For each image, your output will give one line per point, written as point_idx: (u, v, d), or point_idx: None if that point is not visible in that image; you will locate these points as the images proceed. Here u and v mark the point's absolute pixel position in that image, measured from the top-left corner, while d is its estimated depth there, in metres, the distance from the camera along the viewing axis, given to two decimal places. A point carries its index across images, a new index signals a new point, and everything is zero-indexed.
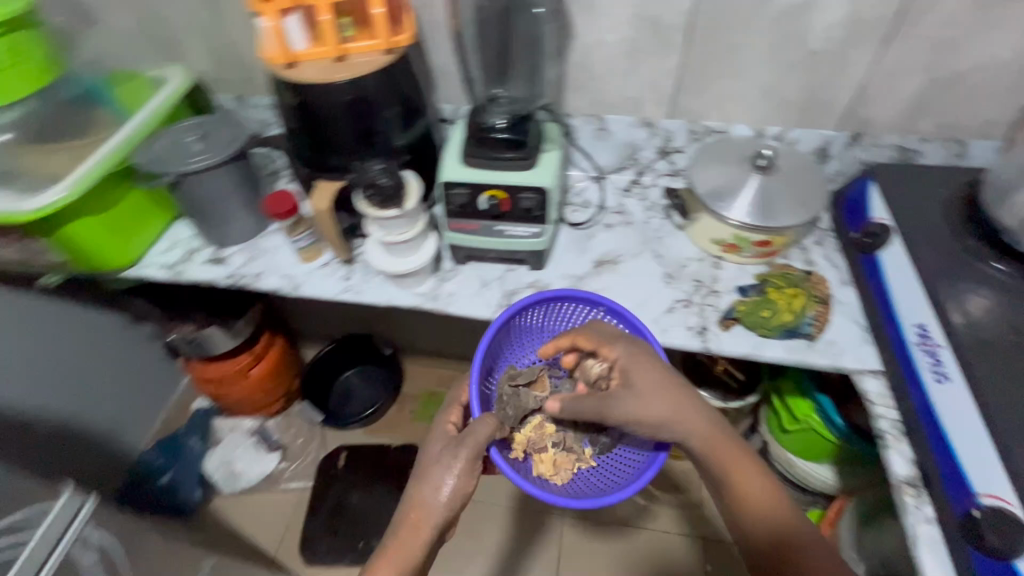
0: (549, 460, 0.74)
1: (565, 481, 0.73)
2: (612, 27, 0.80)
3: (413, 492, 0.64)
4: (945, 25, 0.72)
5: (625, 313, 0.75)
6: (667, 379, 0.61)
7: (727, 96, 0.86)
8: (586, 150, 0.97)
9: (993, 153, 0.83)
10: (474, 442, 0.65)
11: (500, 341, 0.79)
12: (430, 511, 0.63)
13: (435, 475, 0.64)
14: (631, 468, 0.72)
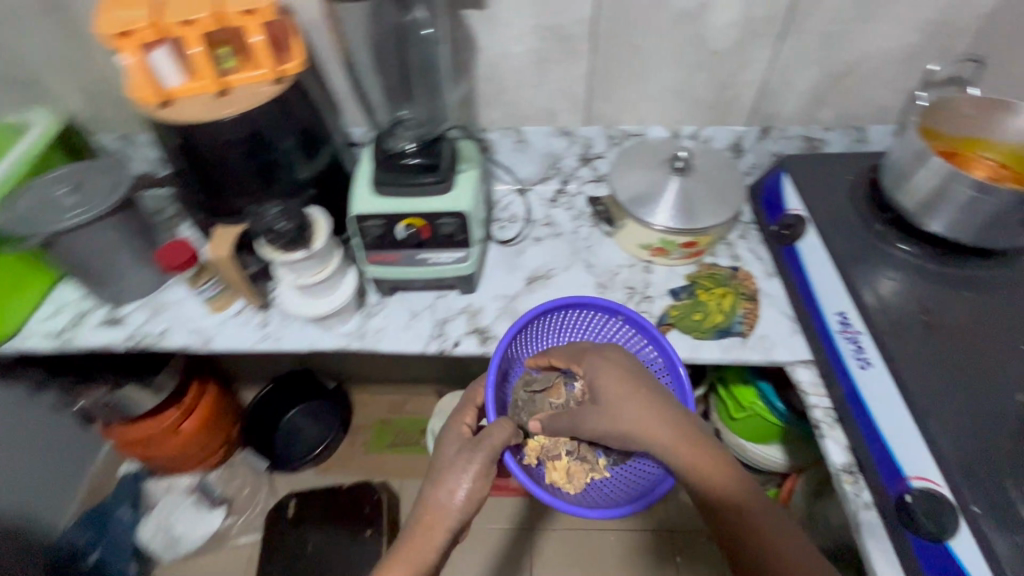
0: (563, 468, 0.68)
1: (578, 491, 0.66)
2: (514, 39, 0.78)
3: (426, 496, 0.56)
4: (833, 20, 0.74)
5: (644, 322, 0.70)
6: (633, 385, 0.56)
7: (638, 99, 0.85)
8: (507, 164, 0.95)
9: (889, 136, 0.87)
10: (492, 445, 0.59)
11: (516, 347, 0.73)
12: (444, 515, 0.55)
13: (449, 478, 0.56)
14: (645, 482, 0.65)
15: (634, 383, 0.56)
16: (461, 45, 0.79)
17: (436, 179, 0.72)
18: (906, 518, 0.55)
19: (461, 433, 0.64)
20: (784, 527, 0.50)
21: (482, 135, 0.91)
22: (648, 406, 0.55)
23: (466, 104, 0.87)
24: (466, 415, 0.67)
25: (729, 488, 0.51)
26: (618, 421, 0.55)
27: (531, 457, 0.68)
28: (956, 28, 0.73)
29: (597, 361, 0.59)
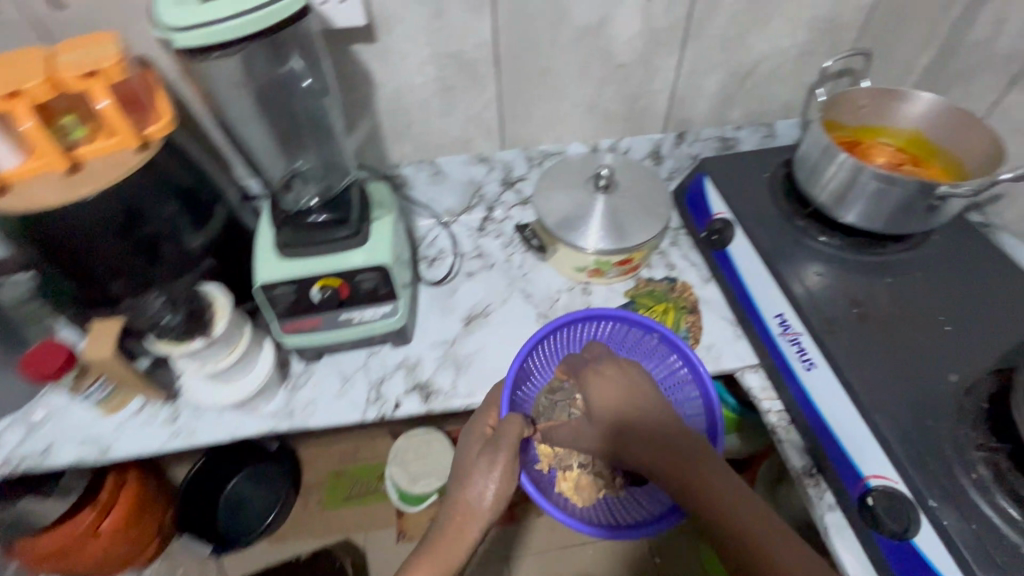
0: (573, 480, 0.66)
1: (586, 504, 0.64)
2: (412, 70, 0.72)
3: (456, 498, 0.57)
4: (730, 24, 0.74)
5: (680, 341, 0.69)
6: (627, 394, 0.58)
7: (553, 119, 0.82)
8: (428, 197, 0.90)
9: (796, 129, 0.89)
10: (510, 445, 0.58)
11: (542, 352, 0.71)
12: (474, 516, 0.56)
13: (477, 476, 0.56)
14: (654, 504, 0.64)
15: (632, 398, 0.58)
16: (355, 83, 0.72)
17: (349, 232, 0.66)
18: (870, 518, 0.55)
19: (484, 433, 0.62)
20: (762, 518, 0.51)
21: (394, 172, 0.85)
22: (638, 416, 0.57)
23: (373, 142, 0.81)
24: (489, 414, 0.64)
25: (713, 487, 0.52)
26: (614, 430, 0.58)
27: (543, 465, 0.66)
28: (842, 26, 0.75)
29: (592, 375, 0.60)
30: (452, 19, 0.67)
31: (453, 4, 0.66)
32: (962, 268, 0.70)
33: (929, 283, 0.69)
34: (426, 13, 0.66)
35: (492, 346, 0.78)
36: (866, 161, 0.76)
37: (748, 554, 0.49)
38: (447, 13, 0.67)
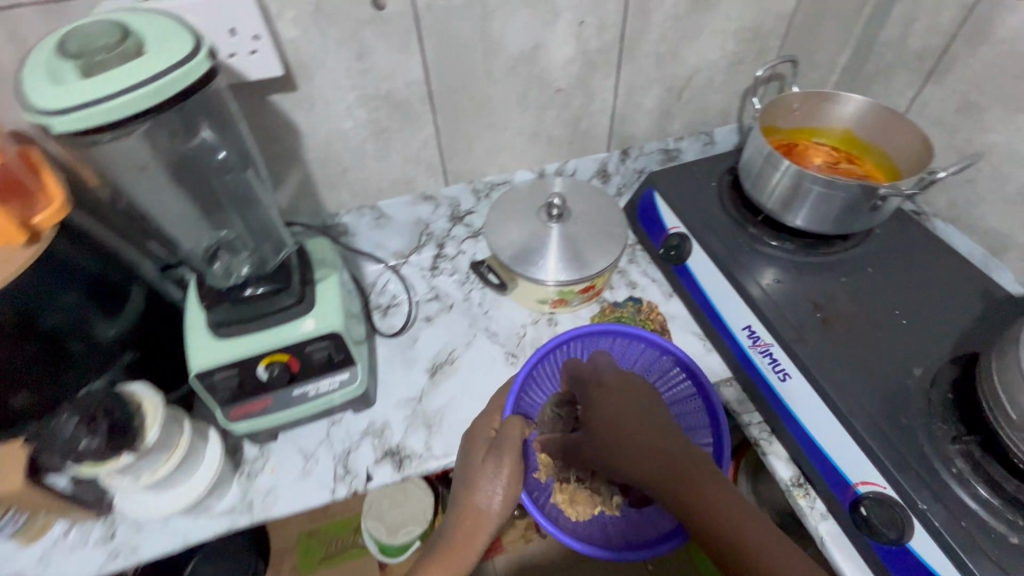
0: (569, 492, 0.63)
1: (580, 519, 0.62)
2: (340, 115, 0.67)
3: (463, 502, 0.59)
4: (662, 41, 0.73)
5: (694, 367, 0.66)
6: (622, 400, 0.58)
7: (496, 149, 0.79)
8: (375, 242, 0.84)
9: (734, 134, 0.90)
10: (512, 448, 0.59)
11: (551, 365, 0.70)
12: (484, 520, 0.58)
13: (482, 480, 0.59)
14: (655, 526, 0.61)
15: (629, 406, 0.57)
16: (279, 134, 0.66)
17: (293, 299, 0.60)
18: (863, 525, 0.55)
19: (489, 435, 0.63)
20: (757, 523, 0.47)
21: (334, 222, 0.79)
22: (633, 422, 0.56)
23: (306, 193, 0.75)
24: (494, 418, 0.65)
25: (708, 494, 0.49)
26: (606, 437, 0.56)
27: (541, 474, 0.64)
28: (766, 34, 0.77)
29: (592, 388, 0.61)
30: (376, 60, 0.63)
31: (377, 44, 0.61)
32: (906, 260, 0.72)
33: (880, 277, 0.70)
34: (348, 55, 0.61)
35: (463, 396, 0.73)
36: (804, 166, 0.78)
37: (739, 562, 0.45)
38: (370, 53, 0.62)
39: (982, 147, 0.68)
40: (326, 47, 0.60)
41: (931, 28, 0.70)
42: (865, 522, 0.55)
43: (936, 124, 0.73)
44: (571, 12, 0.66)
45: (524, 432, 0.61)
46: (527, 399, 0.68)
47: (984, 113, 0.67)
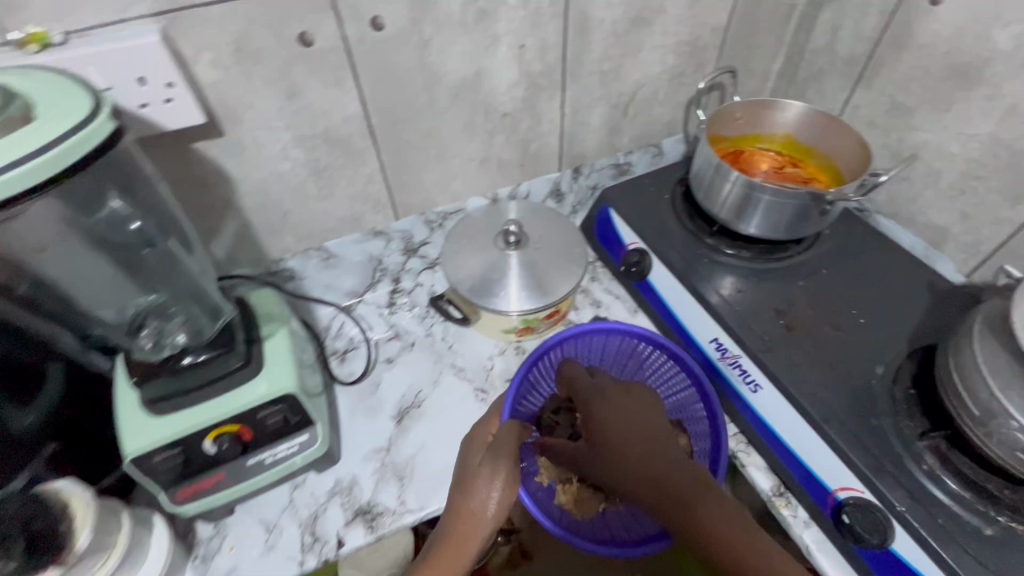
0: (572, 493, 0.66)
1: (583, 518, 0.65)
2: (274, 157, 0.62)
3: (457, 505, 0.55)
4: (604, 59, 0.72)
5: (683, 356, 0.69)
6: (628, 413, 0.55)
7: (445, 178, 0.76)
8: (326, 284, 0.80)
9: (681, 144, 0.91)
10: (510, 453, 0.57)
11: (548, 367, 0.73)
12: (478, 525, 0.54)
13: (479, 483, 0.55)
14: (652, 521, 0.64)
15: (635, 418, 0.55)
16: (207, 183, 0.61)
17: (239, 362, 0.56)
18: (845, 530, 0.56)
19: (486, 440, 0.61)
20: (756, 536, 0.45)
21: (279, 267, 0.74)
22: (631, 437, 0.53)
23: (245, 241, 0.69)
24: (493, 425, 0.63)
25: (710, 511, 0.47)
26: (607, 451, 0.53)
27: (542, 477, 0.67)
28: (704, 46, 0.78)
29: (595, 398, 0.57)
30: (308, 97, 0.59)
31: (307, 81, 0.57)
32: (855, 260, 0.74)
33: (832, 279, 0.72)
34: (276, 96, 0.57)
35: (434, 441, 0.70)
36: (749, 174, 0.79)
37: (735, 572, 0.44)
38: (301, 91, 0.58)
39: (915, 145, 0.70)
40: (251, 88, 0.56)
41: (857, 34, 0.72)
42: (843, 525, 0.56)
43: (870, 125, 0.75)
44: (510, 35, 0.64)
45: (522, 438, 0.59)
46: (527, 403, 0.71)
47: (914, 113, 0.69)
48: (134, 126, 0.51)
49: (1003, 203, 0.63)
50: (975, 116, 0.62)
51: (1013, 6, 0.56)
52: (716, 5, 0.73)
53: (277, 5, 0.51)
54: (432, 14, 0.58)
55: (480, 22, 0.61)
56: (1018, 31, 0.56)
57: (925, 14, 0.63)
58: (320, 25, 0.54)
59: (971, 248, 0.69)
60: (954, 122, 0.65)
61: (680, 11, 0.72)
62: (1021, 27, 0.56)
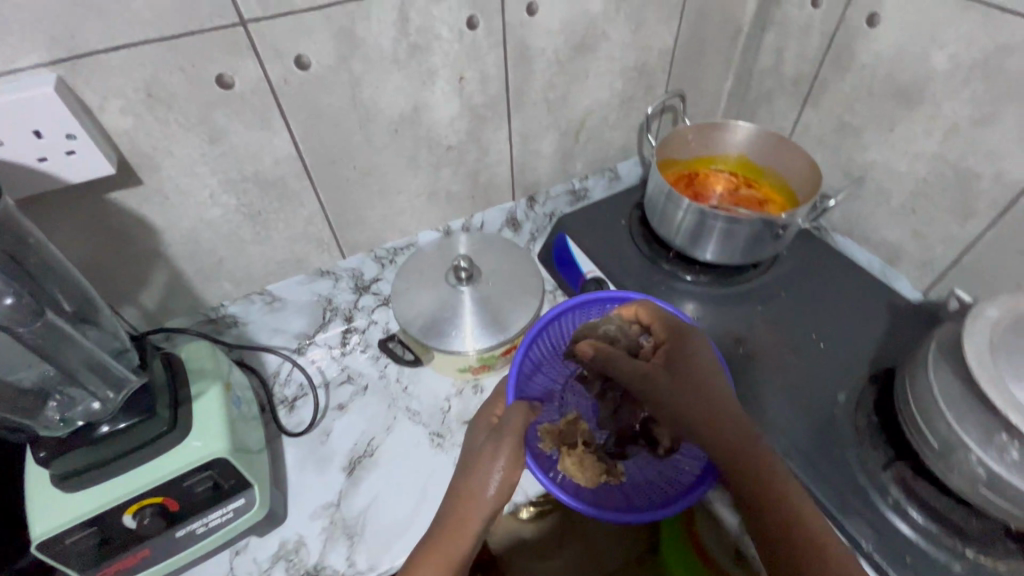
0: (579, 457, 0.61)
1: (591, 485, 0.61)
2: (201, 204, 0.59)
3: (458, 486, 0.53)
4: (549, 87, 0.70)
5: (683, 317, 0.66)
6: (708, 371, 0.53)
7: (392, 213, 0.73)
8: (273, 328, 0.76)
9: (637, 167, 0.89)
10: (515, 431, 0.55)
11: (547, 343, 0.72)
12: (474, 506, 0.51)
13: (482, 464, 0.53)
14: (670, 487, 0.61)
15: (716, 386, 0.52)
16: (128, 235, 0.57)
17: (164, 426, 0.51)
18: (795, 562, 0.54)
19: (489, 423, 0.60)
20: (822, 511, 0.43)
21: (219, 314, 0.71)
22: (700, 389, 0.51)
23: (179, 291, 0.65)
24: (497, 406, 0.63)
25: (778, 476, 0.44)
26: (697, 392, 0.51)
27: (546, 443, 0.62)
28: (651, 70, 0.76)
29: (675, 346, 0.56)
30: (232, 140, 0.56)
31: (229, 124, 0.55)
32: (814, 283, 0.73)
33: (792, 304, 0.71)
34: (196, 141, 0.54)
35: (388, 493, 0.66)
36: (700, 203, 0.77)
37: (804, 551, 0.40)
38: (223, 135, 0.55)
39: (864, 164, 0.70)
40: (167, 133, 0.52)
41: (801, 55, 0.71)
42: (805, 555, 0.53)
43: (819, 145, 0.74)
44: (447, 69, 0.62)
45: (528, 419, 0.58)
46: (534, 382, 0.69)
47: (861, 132, 0.68)
48: (34, 181, 0.47)
49: (953, 221, 0.63)
50: (919, 135, 0.62)
51: (947, 27, 0.55)
52: (661, 30, 0.72)
53: (189, 49, 0.48)
54: (360, 51, 0.56)
55: (413, 56, 0.59)
56: (955, 51, 0.56)
57: (864, 35, 0.63)
58: (238, 67, 0.51)
59: (925, 265, 0.68)
60: (900, 141, 0.64)
61: (624, 37, 0.70)
62: (956, 47, 0.55)
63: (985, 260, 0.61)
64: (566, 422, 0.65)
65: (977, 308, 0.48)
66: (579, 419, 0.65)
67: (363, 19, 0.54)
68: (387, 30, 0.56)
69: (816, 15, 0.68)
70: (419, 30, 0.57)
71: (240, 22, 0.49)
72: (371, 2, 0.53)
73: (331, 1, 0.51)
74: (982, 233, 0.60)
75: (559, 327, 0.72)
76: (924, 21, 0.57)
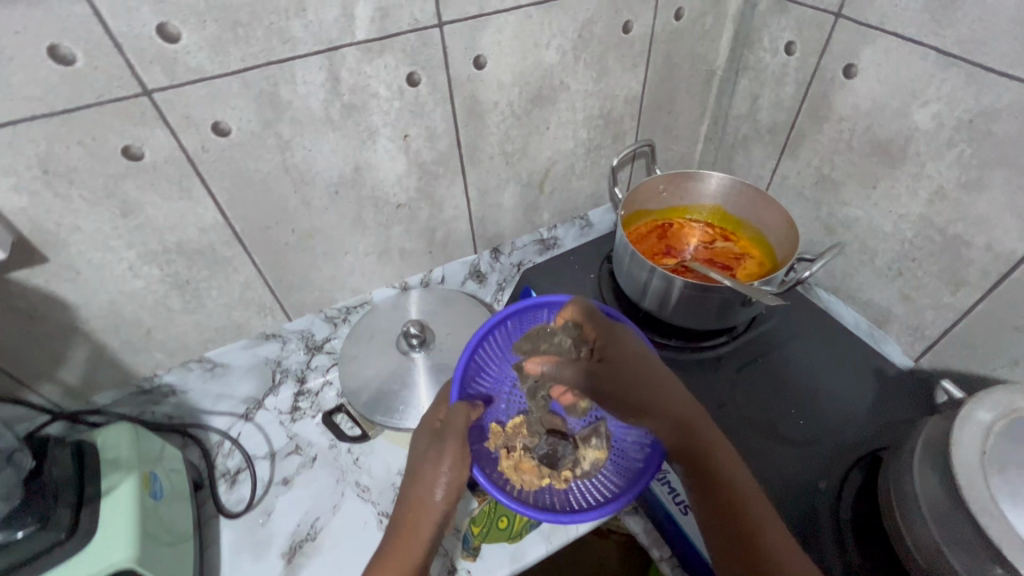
0: (517, 461, 0.56)
1: (531, 490, 0.55)
2: (121, 277, 0.55)
3: (408, 494, 0.54)
4: (506, 140, 0.66)
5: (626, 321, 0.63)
6: (641, 364, 0.55)
7: (341, 273, 0.68)
8: (218, 394, 0.71)
9: (610, 214, 0.84)
10: (459, 433, 0.55)
11: (492, 347, 0.65)
12: (424, 511, 0.52)
13: (427, 471, 0.53)
14: (618, 480, 0.56)
15: (650, 376, 0.54)
16: (38, 314, 0.53)
17: (61, 534, 0.47)
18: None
19: (431, 427, 0.57)
20: (760, 496, 0.47)
21: (153, 384, 0.65)
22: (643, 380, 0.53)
23: (104, 365, 0.61)
24: (441, 409, 0.59)
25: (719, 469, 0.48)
26: (634, 386, 0.53)
27: (491, 444, 0.58)
28: (619, 118, 0.72)
29: (610, 343, 0.57)
30: (147, 212, 0.51)
31: (143, 196, 0.50)
32: (797, 347, 0.67)
33: (772, 371, 0.65)
34: (107, 215, 0.50)
35: None
36: (658, 263, 0.71)
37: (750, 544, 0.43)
38: (137, 207, 0.51)
39: (847, 220, 0.64)
40: (72, 208, 0.48)
41: (775, 103, 0.66)
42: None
43: (799, 197, 0.69)
44: (389, 128, 0.58)
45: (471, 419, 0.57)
46: (476, 387, 0.63)
47: (841, 187, 0.63)
48: None
49: (943, 287, 0.57)
50: (904, 195, 0.57)
51: (929, 83, 0.51)
52: (626, 78, 0.68)
53: (86, 122, 0.44)
54: (286, 114, 0.51)
55: (348, 116, 0.54)
56: (938, 109, 0.51)
57: (841, 87, 0.58)
58: (146, 137, 0.47)
59: (915, 331, 0.62)
60: (883, 200, 0.59)
61: (586, 86, 0.66)
62: (939, 105, 0.50)
63: (980, 333, 0.55)
64: (512, 424, 0.60)
65: (966, 407, 0.42)
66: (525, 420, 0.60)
67: (287, 81, 0.49)
68: (315, 91, 0.51)
69: (790, 61, 0.63)
70: (353, 90, 0.53)
71: (144, 91, 0.45)
72: (294, 64, 0.49)
73: (248, 65, 0.47)
74: (975, 304, 0.55)
75: (505, 332, 0.66)
76: (904, 75, 0.52)
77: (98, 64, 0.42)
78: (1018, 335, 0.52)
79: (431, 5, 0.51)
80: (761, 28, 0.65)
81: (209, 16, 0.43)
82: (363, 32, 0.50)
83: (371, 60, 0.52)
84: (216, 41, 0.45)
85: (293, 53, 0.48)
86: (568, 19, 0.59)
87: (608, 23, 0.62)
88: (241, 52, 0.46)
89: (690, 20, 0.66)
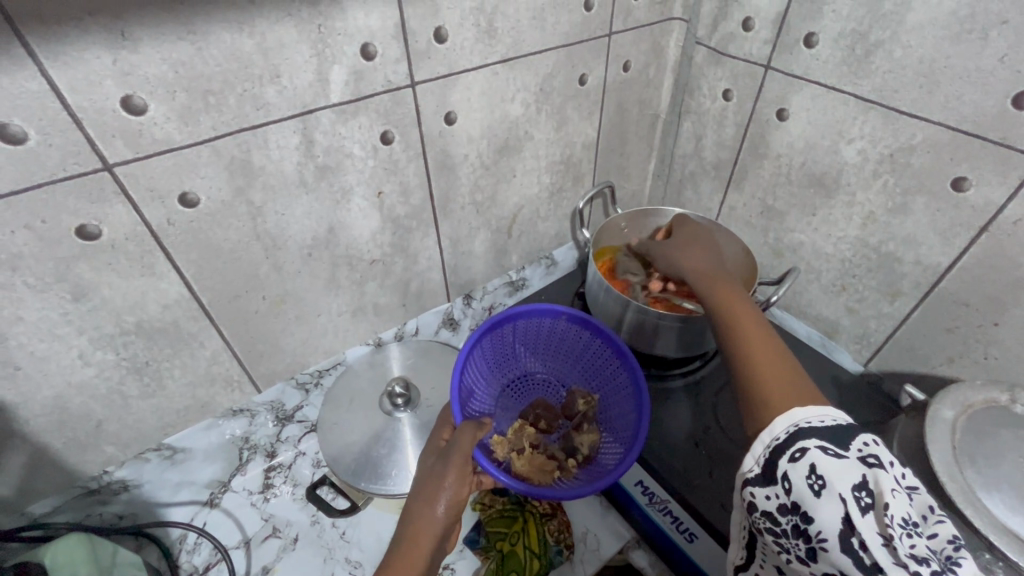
0: (528, 459, 0.58)
1: (545, 484, 0.56)
2: (69, 367, 0.49)
3: (406, 513, 0.49)
4: (476, 189, 0.67)
5: (599, 326, 0.67)
6: (701, 251, 0.59)
7: (313, 337, 0.65)
8: (175, 483, 0.62)
9: (573, 251, 0.87)
10: (462, 451, 0.52)
11: (474, 368, 0.66)
12: (426, 535, 0.46)
13: (430, 487, 0.49)
14: (607, 461, 0.60)
15: (710, 264, 0.57)
16: None
17: None
18: (805, 548, 0.35)
19: (438, 446, 0.55)
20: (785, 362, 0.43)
21: (103, 482, 0.58)
22: (708, 259, 0.58)
23: (46, 467, 0.53)
24: (444, 429, 0.57)
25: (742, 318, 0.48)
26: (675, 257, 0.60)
27: (500, 452, 0.58)
28: (578, 161, 0.75)
29: (687, 228, 0.64)
30: (103, 293, 0.47)
31: (98, 277, 0.46)
32: None
33: None
34: (56, 300, 0.45)
35: None
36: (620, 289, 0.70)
37: (744, 367, 0.44)
38: (91, 289, 0.46)
39: (792, 245, 0.71)
40: (16, 297, 0.43)
41: (718, 143, 0.73)
42: (799, 507, 0.35)
43: (747, 225, 0.75)
44: (363, 186, 0.57)
45: (478, 438, 0.54)
46: (472, 408, 0.63)
47: (785, 216, 0.69)
48: None
49: (882, 299, 0.64)
50: (840, 220, 0.64)
51: (853, 125, 0.58)
52: (583, 124, 0.72)
53: (36, 203, 0.40)
54: (259, 180, 0.49)
55: (322, 178, 0.53)
56: (863, 146, 0.58)
57: (776, 128, 0.65)
58: (105, 213, 0.43)
59: (862, 339, 0.69)
60: (823, 225, 0.66)
61: (547, 136, 0.69)
62: (864, 143, 0.58)
63: (919, 336, 0.62)
64: (514, 431, 0.62)
65: (932, 407, 0.47)
66: (525, 424, 0.63)
67: (259, 147, 0.48)
68: (290, 154, 0.50)
69: (728, 106, 0.69)
70: (327, 152, 0.52)
71: (105, 166, 0.41)
72: (268, 129, 0.47)
73: (219, 133, 0.45)
74: (911, 311, 0.62)
75: (484, 352, 0.68)
76: (830, 117, 0.60)
77: (52, 140, 0.39)
78: (950, 335, 0.59)
79: (404, 67, 0.52)
80: (699, 77, 0.71)
81: (180, 86, 0.41)
82: (338, 94, 0.49)
83: (344, 121, 0.51)
84: (187, 110, 0.43)
85: (267, 118, 0.47)
86: (531, 75, 0.62)
87: (566, 76, 0.65)
88: (212, 121, 0.44)
89: (637, 71, 0.71)
